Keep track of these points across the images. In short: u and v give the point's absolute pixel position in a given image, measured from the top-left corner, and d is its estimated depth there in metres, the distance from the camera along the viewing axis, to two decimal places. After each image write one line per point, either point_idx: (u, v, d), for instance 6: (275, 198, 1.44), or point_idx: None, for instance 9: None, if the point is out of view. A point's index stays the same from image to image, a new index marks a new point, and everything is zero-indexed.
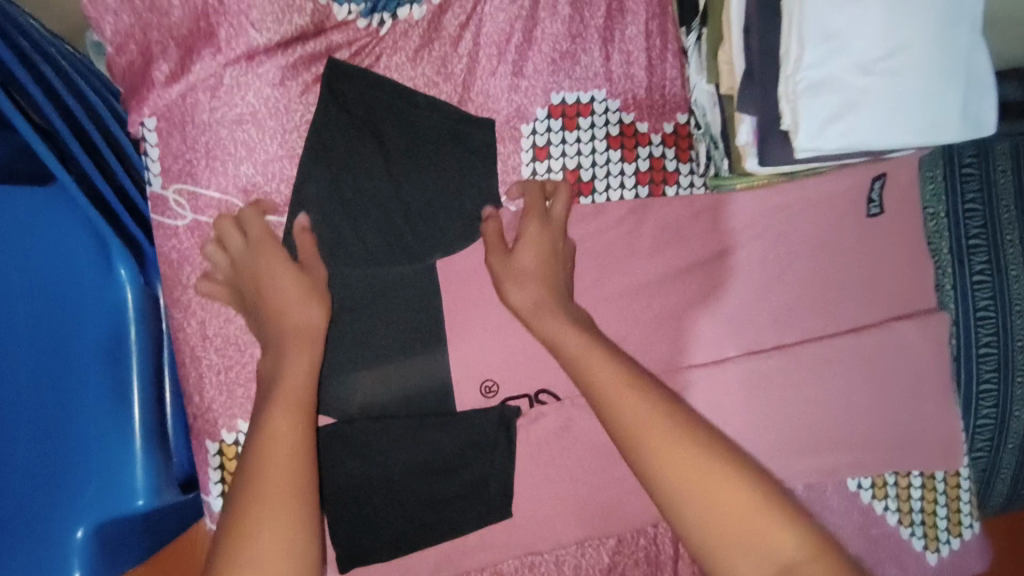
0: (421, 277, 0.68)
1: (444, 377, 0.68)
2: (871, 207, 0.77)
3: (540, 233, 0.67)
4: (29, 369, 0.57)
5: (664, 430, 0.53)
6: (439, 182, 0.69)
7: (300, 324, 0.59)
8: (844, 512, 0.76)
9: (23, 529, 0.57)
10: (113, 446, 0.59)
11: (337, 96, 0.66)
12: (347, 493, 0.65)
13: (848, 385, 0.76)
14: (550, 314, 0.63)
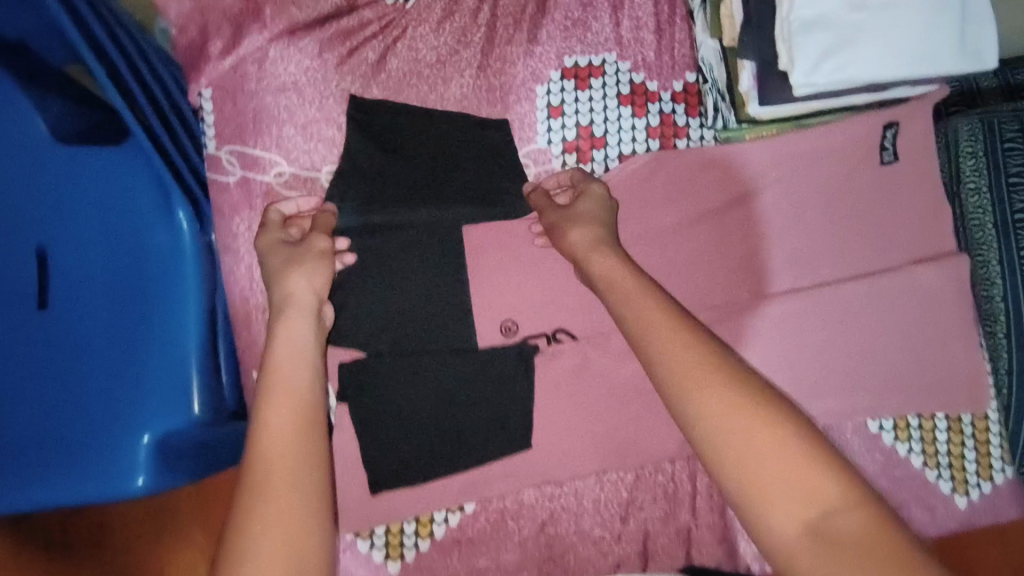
0: (449, 258, 0.74)
1: (466, 315, 0.74)
2: (884, 154, 0.78)
3: (600, 191, 0.69)
4: (106, 298, 0.68)
5: (706, 370, 0.50)
6: (460, 185, 0.74)
7: (296, 293, 0.61)
8: (864, 453, 0.77)
9: (98, 437, 0.65)
10: (173, 366, 0.68)
11: (360, 120, 0.73)
12: (378, 417, 0.72)
13: (864, 328, 0.77)
14: (603, 251, 0.63)
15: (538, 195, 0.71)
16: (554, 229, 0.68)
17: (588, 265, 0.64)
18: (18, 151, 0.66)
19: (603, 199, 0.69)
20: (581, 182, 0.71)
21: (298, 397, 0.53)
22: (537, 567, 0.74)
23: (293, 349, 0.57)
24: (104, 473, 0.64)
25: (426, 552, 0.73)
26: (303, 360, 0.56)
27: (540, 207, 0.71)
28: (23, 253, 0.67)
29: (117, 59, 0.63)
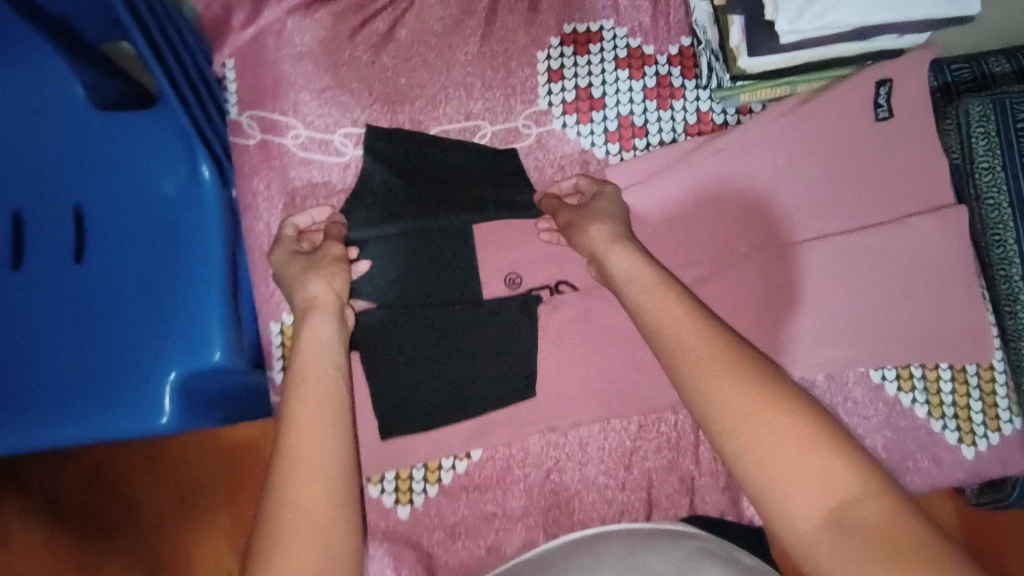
0: (463, 269, 0.76)
1: (471, 267, 0.76)
2: (879, 111, 0.79)
3: (614, 193, 0.72)
4: (137, 249, 0.73)
5: (719, 360, 0.50)
6: (470, 202, 0.76)
7: (315, 295, 0.62)
8: (867, 403, 0.78)
9: (126, 374, 0.69)
10: (196, 313, 0.72)
11: (379, 147, 0.77)
12: (387, 362, 0.74)
13: (864, 279, 0.78)
14: (620, 245, 0.63)
15: (548, 200, 0.72)
16: (571, 228, 0.68)
17: (607, 261, 0.63)
18: (60, 118, 0.72)
19: (613, 199, 0.71)
20: (591, 186, 0.73)
21: (326, 394, 0.53)
22: (542, 513, 0.77)
23: (319, 348, 0.57)
24: (130, 407, 0.68)
25: (435, 497, 0.76)
26: (327, 358, 0.56)
27: (551, 212, 0.72)
28: (62, 211, 0.72)
29: (152, 23, 0.67)
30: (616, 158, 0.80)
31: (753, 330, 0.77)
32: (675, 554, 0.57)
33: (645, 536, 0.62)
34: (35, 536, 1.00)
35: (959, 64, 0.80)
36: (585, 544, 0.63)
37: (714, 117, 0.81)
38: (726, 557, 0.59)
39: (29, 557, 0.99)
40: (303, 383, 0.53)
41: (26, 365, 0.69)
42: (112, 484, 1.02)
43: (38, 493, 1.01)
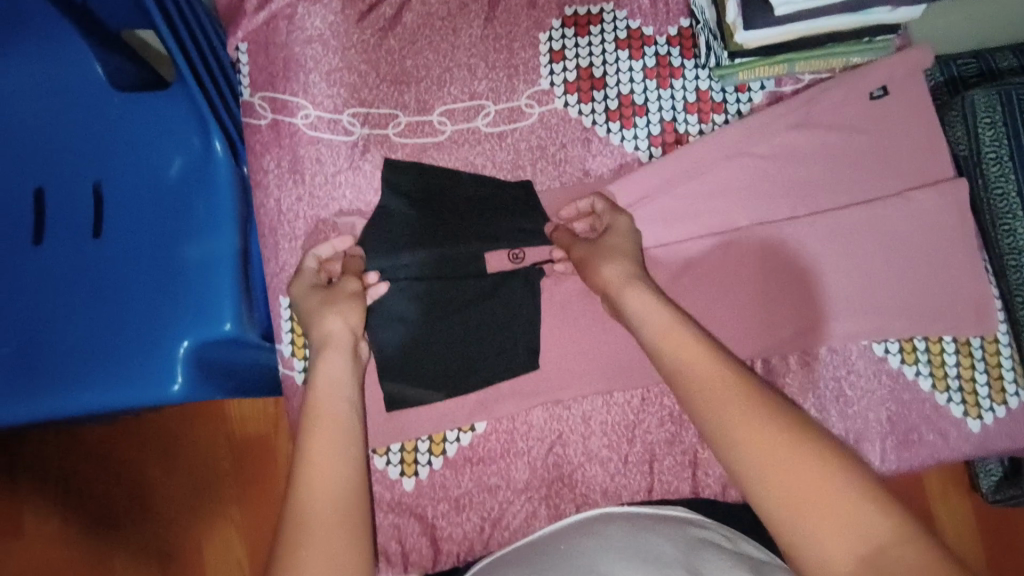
0: (477, 292, 0.76)
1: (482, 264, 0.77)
2: (875, 91, 0.80)
3: (626, 224, 0.71)
4: (153, 223, 0.75)
5: (747, 411, 0.50)
6: (485, 231, 0.77)
7: (331, 333, 0.64)
8: (870, 377, 0.78)
9: (140, 341, 0.71)
10: (209, 284, 0.73)
11: (397, 180, 0.78)
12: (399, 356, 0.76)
13: (867, 253, 0.78)
14: (636, 285, 0.63)
15: (561, 232, 0.73)
16: (584, 264, 0.68)
17: (620, 300, 0.63)
18: (83, 99, 0.76)
19: (629, 231, 0.71)
20: (608, 215, 0.73)
21: (338, 438, 0.56)
22: (544, 485, 0.77)
23: (332, 393, 0.59)
24: (144, 373, 0.70)
25: (439, 469, 0.77)
26: (343, 399, 0.59)
27: (564, 244, 0.72)
28: (82, 188, 0.75)
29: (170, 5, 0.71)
30: (617, 136, 0.81)
31: (752, 304, 0.78)
32: (677, 547, 0.56)
33: (646, 527, 0.61)
34: (50, 525, 1.03)
35: (966, 59, 0.83)
36: (586, 531, 0.62)
37: (714, 95, 0.82)
38: (729, 551, 0.58)
39: (44, 545, 1.03)
40: (314, 428, 0.56)
41: (44, 334, 0.71)
42: (125, 475, 1.04)
43: (52, 483, 1.04)
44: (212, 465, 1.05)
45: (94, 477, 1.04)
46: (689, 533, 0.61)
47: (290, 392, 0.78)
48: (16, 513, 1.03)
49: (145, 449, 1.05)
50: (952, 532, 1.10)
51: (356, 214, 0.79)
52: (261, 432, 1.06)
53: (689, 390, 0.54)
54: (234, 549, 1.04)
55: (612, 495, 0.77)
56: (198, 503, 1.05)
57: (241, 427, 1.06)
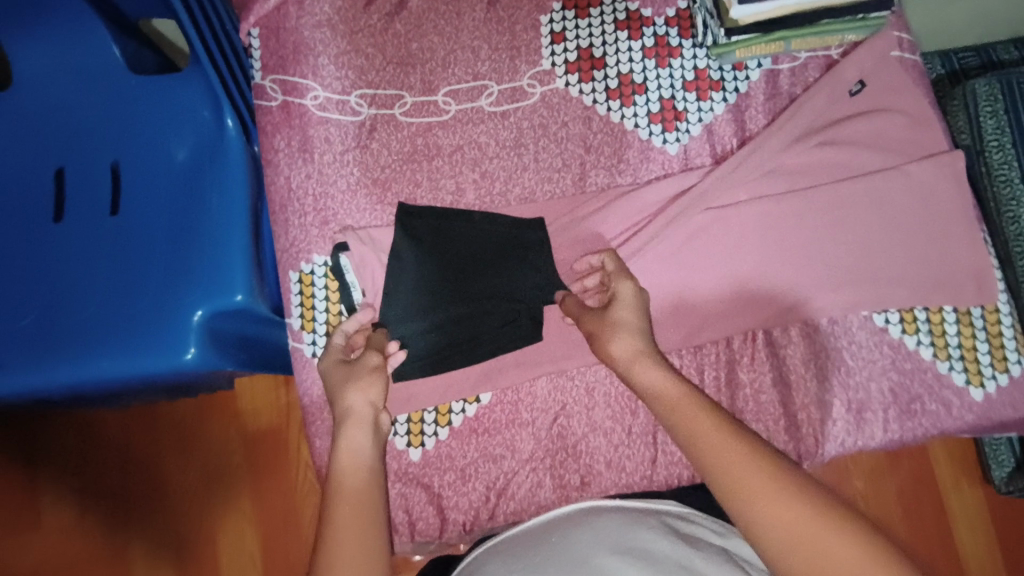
0: (494, 318, 0.77)
1: (501, 291, 0.78)
2: (853, 87, 0.81)
3: (630, 291, 0.68)
4: (168, 201, 0.78)
5: (764, 482, 0.52)
6: (498, 265, 0.78)
7: (354, 408, 0.65)
8: (871, 347, 0.79)
9: (152, 313, 0.73)
10: (221, 258, 0.75)
11: (411, 231, 0.78)
12: (430, 359, 0.77)
13: (865, 225, 0.79)
14: (649, 363, 0.62)
15: (572, 303, 0.73)
16: (595, 339, 0.67)
17: (633, 377, 0.63)
18: (103, 84, 0.79)
19: (636, 298, 0.68)
20: (615, 277, 0.70)
21: (364, 509, 0.57)
22: (549, 456, 0.78)
23: (359, 465, 0.61)
24: (158, 343, 0.72)
25: (445, 439, 0.78)
26: (368, 470, 0.61)
27: (573, 315, 0.72)
28: (101, 168, 0.78)
29: None
30: (617, 114, 0.83)
31: (752, 278, 0.79)
32: (669, 542, 0.58)
33: (627, 519, 0.63)
34: (67, 518, 1.05)
35: (966, 53, 0.95)
36: (577, 522, 0.64)
37: (712, 73, 0.84)
38: (716, 545, 0.61)
39: (60, 539, 1.04)
40: (340, 501, 0.58)
41: (64, 308, 0.74)
42: (139, 468, 1.06)
43: (68, 475, 1.06)
44: (225, 456, 1.07)
45: (109, 469, 1.06)
46: (667, 521, 0.63)
47: (299, 365, 0.79)
48: (32, 507, 1.04)
49: (158, 439, 1.07)
50: (962, 521, 1.09)
51: (363, 190, 0.81)
52: (272, 423, 1.08)
53: (707, 463, 0.55)
54: (247, 539, 1.06)
55: (616, 466, 0.78)
56: (211, 496, 1.06)
57: (252, 418, 1.08)
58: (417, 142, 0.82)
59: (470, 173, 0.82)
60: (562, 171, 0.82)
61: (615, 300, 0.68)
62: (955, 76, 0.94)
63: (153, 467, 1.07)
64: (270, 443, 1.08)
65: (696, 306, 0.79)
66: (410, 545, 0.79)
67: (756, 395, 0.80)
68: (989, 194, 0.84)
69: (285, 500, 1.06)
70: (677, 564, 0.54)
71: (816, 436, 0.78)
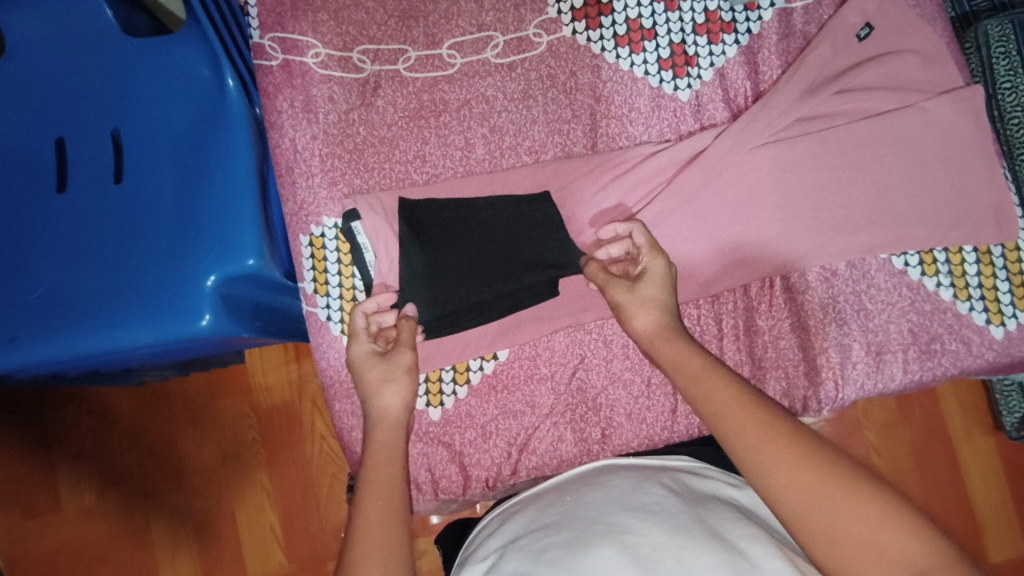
0: (511, 283, 0.75)
1: (516, 259, 0.75)
2: (860, 31, 0.79)
3: (660, 269, 0.68)
4: (171, 166, 0.76)
5: (782, 443, 0.53)
6: (509, 246, 0.76)
7: (387, 406, 0.66)
8: (890, 289, 0.78)
9: (162, 281, 0.72)
10: (229, 222, 0.74)
11: (418, 222, 0.75)
12: (445, 320, 0.75)
13: (882, 166, 0.78)
14: (673, 339, 0.64)
15: (595, 267, 0.70)
16: (618, 310, 0.68)
17: (655, 354, 0.65)
18: (95, 48, 0.77)
19: (665, 275, 0.68)
20: (646, 252, 0.69)
21: (390, 504, 0.59)
22: (569, 410, 0.78)
23: (386, 466, 0.62)
24: (169, 312, 0.70)
25: (465, 398, 0.77)
26: (396, 465, 0.63)
27: (598, 281, 0.70)
28: (102, 137, 0.76)
29: None
30: (626, 61, 0.81)
31: (769, 224, 0.78)
32: (684, 498, 0.58)
33: (640, 478, 0.62)
34: (86, 499, 1.06)
35: None
36: (592, 481, 0.64)
37: (723, 15, 0.82)
38: (726, 498, 0.61)
39: (81, 518, 1.05)
40: (370, 488, 0.60)
41: (72, 280, 0.72)
42: (155, 446, 1.07)
43: (84, 456, 1.06)
44: (241, 433, 1.07)
45: (126, 449, 1.07)
46: (678, 478, 0.62)
47: (314, 328, 0.79)
48: (53, 488, 1.06)
49: (173, 415, 1.07)
50: (975, 472, 1.10)
51: (370, 149, 0.79)
52: (285, 397, 1.08)
53: (723, 428, 0.56)
54: (265, 514, 1.07)
55: (636, 418, 0.77)
56: (226, 469, 1.07)
57: (265, 394, 1.08)
58: (423, 98, 0.80)
59: (479, 128, 0.80)
60: (572, 123, 0.81)
61: (642, 274, 0.68)
62: (965, 20, 0.90)
63: (167, 442, 1.07)
64: (282, 416, 1.08)
65: (712, 254, 0.78)
66: (433, 503, 0.79)
67: (774, 341, 0.79)
68: (1003, 136, 0.86)
69: (302, 475, 1.07)
70: (692, 518, 0.54)
71: (836, 379, 0.77)
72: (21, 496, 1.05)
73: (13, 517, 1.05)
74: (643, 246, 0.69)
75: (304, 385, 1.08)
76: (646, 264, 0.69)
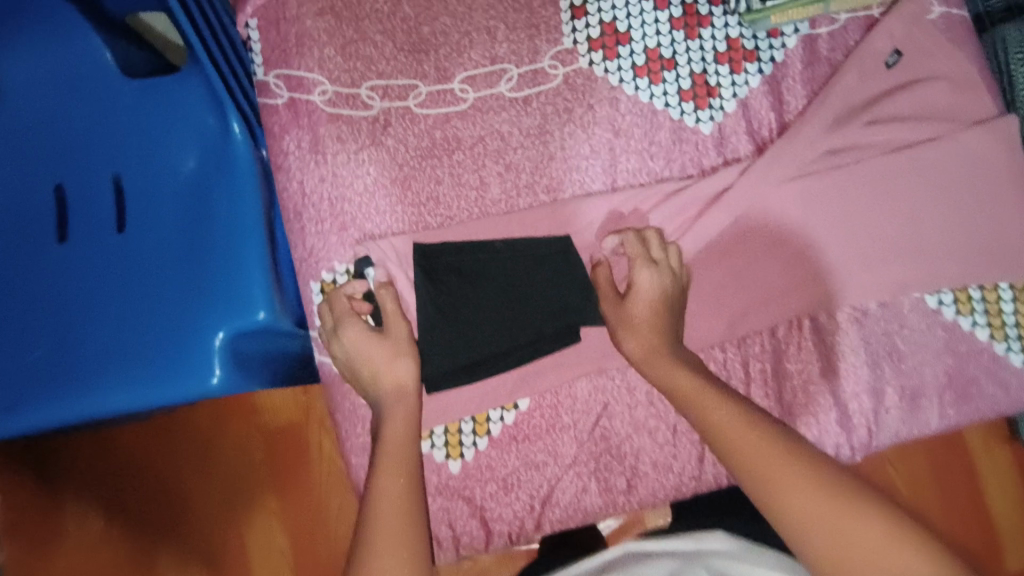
0: (533, 333, 0.73)
1: (536, 304, 0.73)
2: (889, 58, 0.75)
3: (647, 284, 0.68)
4: (176, 214, 0.73)
5: (783, 468, 0.57)
6: (527, 294, 0.73)
7: (397, 386, 0.68)
8: (925, 330, 0.75)
9: (170, 338, 0.69)
10: (236, 273, 0.71)
11: (433, 273, 0.73)
12: (463, 371, 0.73)
13: (914, 201, 0.74)
14: (665, 358, 0.66)
15: (603, 273, 0.71)
16: (611, 327, 0.70)
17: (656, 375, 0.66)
18: (92, 90, 0.73)
19: (655, 287, 0.68)
20: (637, 263, 0.70)
21: None
22: (593, 460, 0.75)
23: (401, 447, 0.65)
24: (178, 371, 0.68)
25: (485, 449, 0.75)
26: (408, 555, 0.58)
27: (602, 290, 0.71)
28: (102, 182, 0.73)
29: None
30: (646, 93, 0.77)
31: (798, 263, 0.75)
32: None
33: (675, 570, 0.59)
34: (94, 527, 1.04)
35: None
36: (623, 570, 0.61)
37: (745, 42, 0.77)
38: None
39: (91, 549, 1.04)
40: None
41: (76, 335, 0.70)
42: (162, 474, 1.05)
43: (90, 484, 1.04)
44: (247, 459, 1.05)
45: (132, 479, 1.04)
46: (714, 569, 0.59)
47: (328, 378, 0.76)
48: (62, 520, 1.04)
49: (178, 442, 1.05)
50: (997, 490, 1.05)
51: (382, 190, 0.76)
52: (291, 421, 1.05)
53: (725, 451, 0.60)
54: (276, 540, 1.04)
55: (663, 467, 0.75)
56: (234, 495, 1.05)
57: (271, 418, 1.05)
58: (435, 136, 0.77)
59: (494, 166, 0.77)
60: (591, 159, 0.77)
61: (632, 288, 0.69)
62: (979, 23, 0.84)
63: (173, 470, 1.05)
64: (290, 442, 1.05)
65: (739, 295, 0.75)
66: (455, 558, 0.77)
67: (805, 386, 0.76)
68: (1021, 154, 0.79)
69: (312, 500, 1.05)
70: None
71: (869, 426, 0.75)
72: (29, 525, 1.03)
73: (22, 548, 1.03)
74: (634, 253, 0.70)
75: (310, 413, 1.05)
76: (634, 278, 0.69)
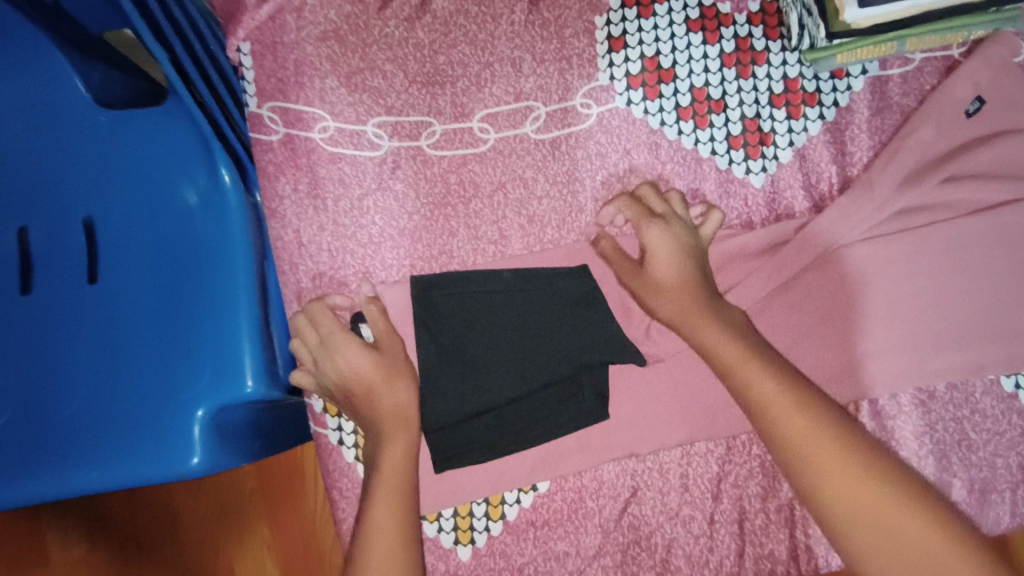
0: (558, 411, 0.65)
1: (561, 370, 0.65)
2: (970, 106, 0.66)
3: (660, 235, 0.61)
4: (156, 264, 0.65)
5: (829, 451, 0.48)
6: (548, 357, 0.65)
7: (394, 414, 0.59)
8: (999, 417, 0.67)
9: (145, 411, 0.61)
10: (225, 337, 0.63)
11: (431, 309, 0.65)
12: (476, 432, 0.64)
13: (993, 268, 0.65)
14: (705, 307, 0.58)
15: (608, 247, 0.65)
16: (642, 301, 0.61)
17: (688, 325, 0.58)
18: (61, 122, 0.64)
19: (669, 239, 0.61)
20: (638, 224, 0.63)
21: None
22: (619, 552, 0.67)
23: (400, 487, 0.56)
24: (152, 450, 0.59)
25: (499, 535, 0.67)
26: None
27: (615, 261, 0.64)
28: (72, 226, 0.64)
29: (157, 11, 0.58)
30: (690, 138, 0.68)
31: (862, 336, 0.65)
32: None
33: None
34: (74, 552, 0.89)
35: None
36: None
37: (805, 83, 0.69)
38: None
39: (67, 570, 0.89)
40: None
41: (38, 403, 0.61)
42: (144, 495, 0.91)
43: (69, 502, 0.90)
44: (237, 478, 0.92)
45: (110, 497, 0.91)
46: None
47: (324, 453, 0.68)
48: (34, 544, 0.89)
49: None
50: None
51: (389, 242, 0.68)
52: None
53: (756, 415, 0.52)
54: (268, 572, 0.91)
55: (698, 562, 0.67)
56: (222, 520, 0.91)
57: None
58: (449, 180, 0.68)
59: (515, 218, 0.68)
60: None
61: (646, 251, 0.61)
62: None
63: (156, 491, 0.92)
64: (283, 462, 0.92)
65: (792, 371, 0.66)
66: None
67: None
68: None
69: (310, 527, 0.92)
70: None
71: None
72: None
73: None
74: (633, 215, 0.63)
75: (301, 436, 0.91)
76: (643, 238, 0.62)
